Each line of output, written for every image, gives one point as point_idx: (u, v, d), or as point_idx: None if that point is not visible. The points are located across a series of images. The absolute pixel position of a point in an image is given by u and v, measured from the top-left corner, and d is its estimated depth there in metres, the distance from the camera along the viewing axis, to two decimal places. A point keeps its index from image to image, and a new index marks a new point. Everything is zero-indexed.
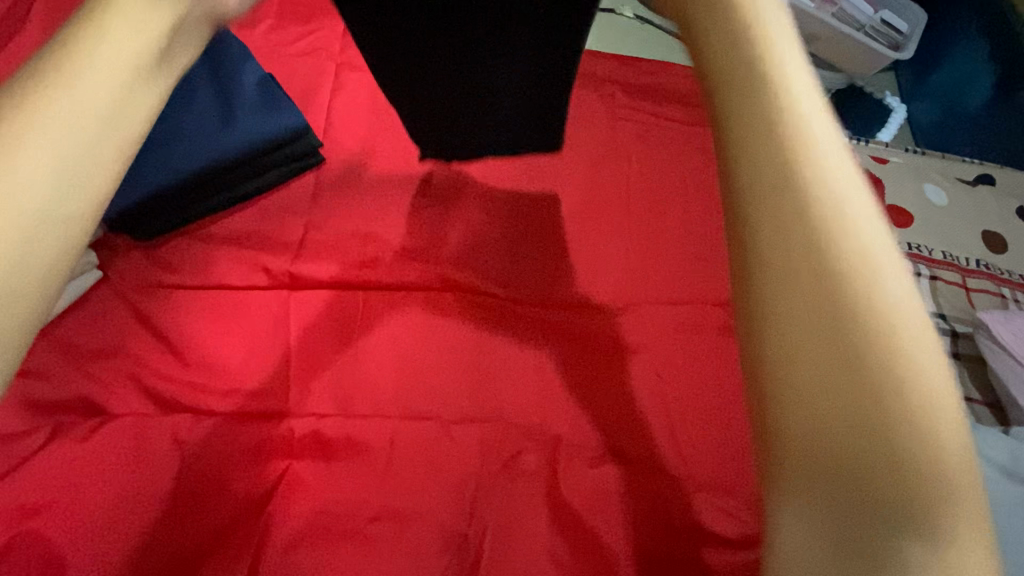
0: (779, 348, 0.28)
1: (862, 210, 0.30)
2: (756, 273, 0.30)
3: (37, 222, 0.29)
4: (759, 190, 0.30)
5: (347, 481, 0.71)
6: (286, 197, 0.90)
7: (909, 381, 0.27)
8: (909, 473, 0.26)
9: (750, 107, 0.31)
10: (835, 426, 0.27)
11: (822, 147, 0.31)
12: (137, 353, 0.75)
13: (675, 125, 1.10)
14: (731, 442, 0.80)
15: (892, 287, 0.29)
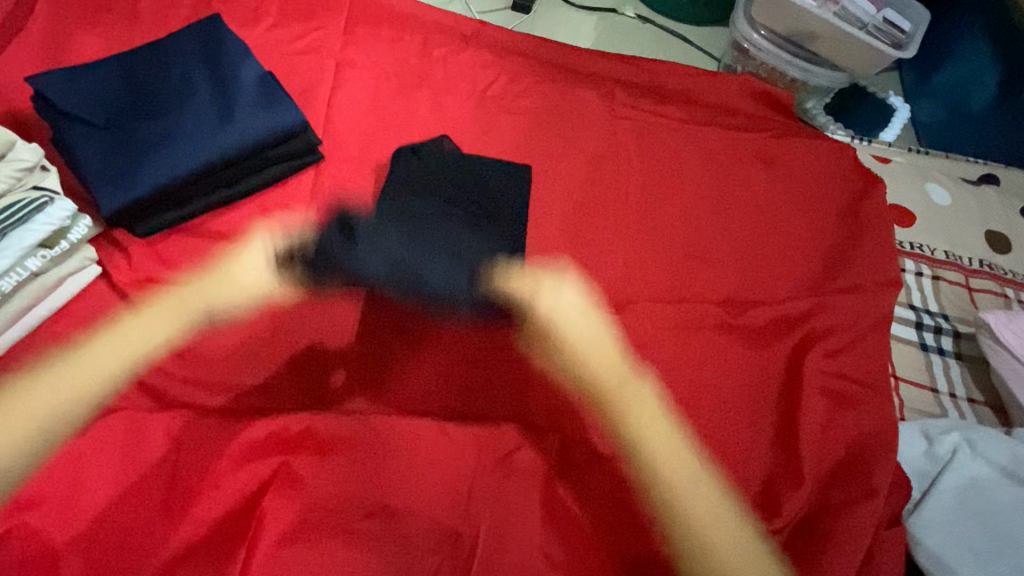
0: (675, 516, 0.72)
1: (690, 486, 0.74)
2: (659, 498, 0.74)
3: (57, 422, 0.67)
4: (661, 496, 0.73)
5: (340, 477, 0.70)
6: (285, 195, 0.90)
7: (663, 451, 0.76)
8: (678, 486, 0.74)
9: (632, 461, 0.76)
10: (691, 525, 0.72)
11: (658, 454, 0.76)
12: (135, 348, 0.76)
13: (674, 124, 1.10)
14: (721, 443, 0.82)
15: (698, 498, 0.73)
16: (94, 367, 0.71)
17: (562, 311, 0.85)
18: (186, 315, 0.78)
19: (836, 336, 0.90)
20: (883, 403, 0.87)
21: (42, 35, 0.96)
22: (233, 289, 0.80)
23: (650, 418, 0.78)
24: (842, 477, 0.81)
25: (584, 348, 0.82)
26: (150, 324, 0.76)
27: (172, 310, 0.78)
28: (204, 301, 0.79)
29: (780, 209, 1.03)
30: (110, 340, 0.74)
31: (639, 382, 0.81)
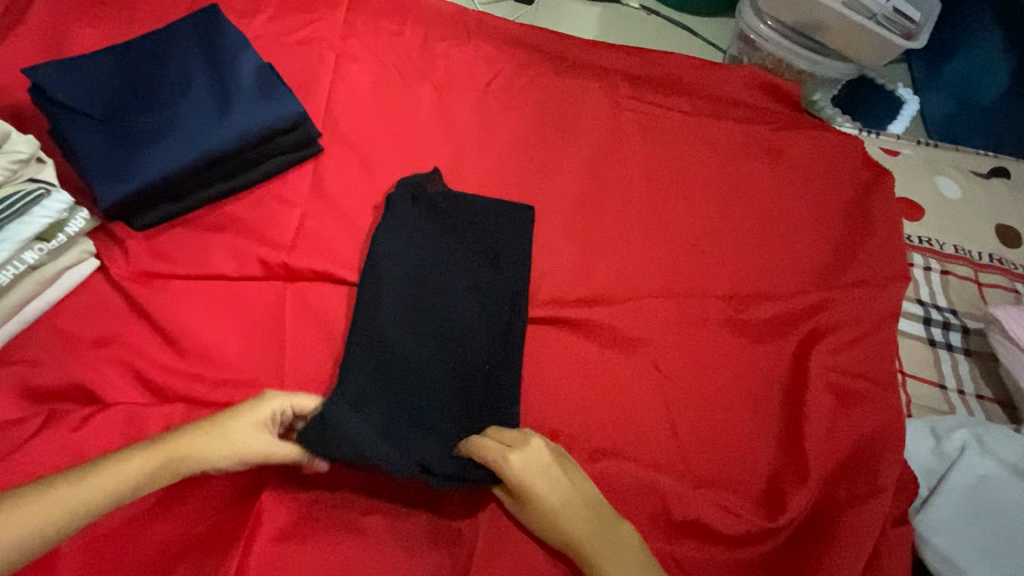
0: None
1: None
2: None
3: None
4: None
5: (342, 475, 0.72)
6: (284, 187, 0.89)
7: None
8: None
9: (599, 561, 0.64)
10: None
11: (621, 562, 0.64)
12: (132, 342, 0.75)
13: (680, 117, 1.08)
14: (726, 442, 0.81)
15: None
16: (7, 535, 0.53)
17: (537, 480, 0.67)
18: (171, 469, 0.62)
19: (843, 333, 0.89)
20: (891, 401, 0.85)
21: (41, 27, 0.95)
22: (238, 445, 0.65)
23: (619, 562, 0.64)
24: (848, 475, 0.79)
25: (557, 509, 0.67)
26: (106, 487, 0.58)
27: (144, 474, 0.61)
28: (199, 459, 0.63)
29: (786, 202, 1.01)
30: (42, 503, 0.55)
31: (615, 531, 0.66)
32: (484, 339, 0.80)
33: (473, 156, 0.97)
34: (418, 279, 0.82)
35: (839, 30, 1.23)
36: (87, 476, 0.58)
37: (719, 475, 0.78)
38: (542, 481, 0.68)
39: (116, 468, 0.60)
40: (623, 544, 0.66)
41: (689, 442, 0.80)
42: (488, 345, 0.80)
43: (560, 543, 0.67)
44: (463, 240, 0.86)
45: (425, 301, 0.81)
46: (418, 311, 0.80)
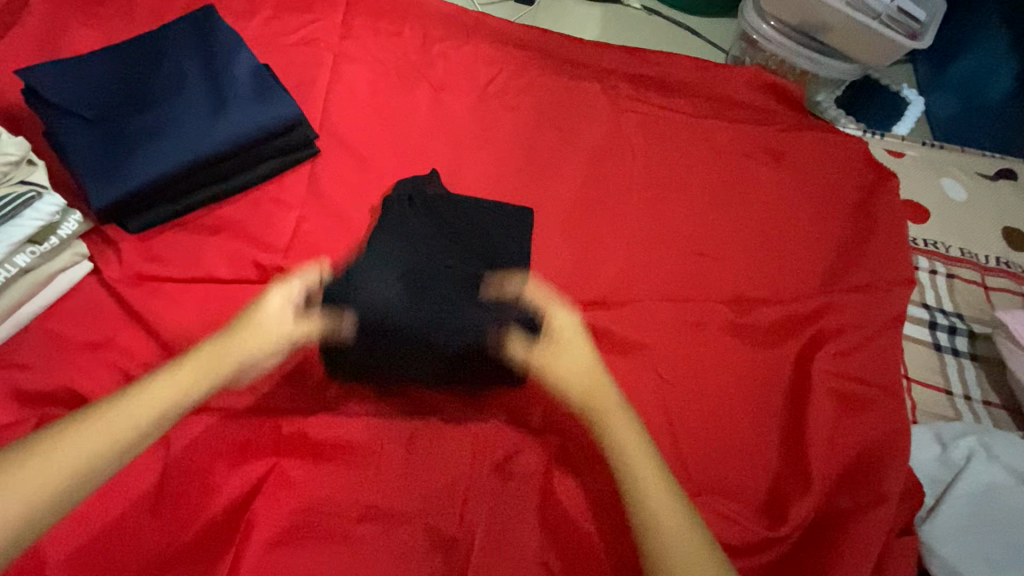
0: (647, 508, 0.59)
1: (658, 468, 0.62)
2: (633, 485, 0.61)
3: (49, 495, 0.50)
4: (633, 472, 0.61)
5: (335, 481, 0.70)
6: (280, 189, 0.88)
7: (654, 490, 0.60)
8: (658, 521, 0.58)
9: (615, 433, 0.64)
10: (672, 524, 0.58)
11: (636, 439, 0.64)
12: (125, 346, 0.74)
13: (681, 117, 1.07)
14: (727, 448, 0.79)
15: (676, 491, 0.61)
16: (71, 462, 0.52)
17: (572, 345, 0.70)
18: (213, 367, 0.61)
19: (846, 338, 0.88)
20: (897, 407, 0.84)
21: (37, 26, 0.94)
22: (267, 331, 0.65)
23: (636, 442, 0.64)
24: (851, 483, 0.78)
25: (581, 367, 0.68)
26: (154, 395, 0.57)
27: (189, 377, 0.59)
28: (237, 349, 0.63)
29: (789, 204, 1.00)
30: (91, 426, 0.54)
31: (629, 412, 0.66)
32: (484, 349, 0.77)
33: (472, 158, 0.96)
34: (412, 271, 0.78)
35: (843, 31, 1.22)
36: (129, 394, 0.57)
37: (721, 482, 0.77)
38: (565, 353, 0.69)
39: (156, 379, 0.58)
40: (642, 433, 0.65)
41: (690, 447, 0.79)
42: (485, 355, 0.76)
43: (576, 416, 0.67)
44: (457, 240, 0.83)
45: (417, 299, 0.76)
46: (413, 310, 0.75)
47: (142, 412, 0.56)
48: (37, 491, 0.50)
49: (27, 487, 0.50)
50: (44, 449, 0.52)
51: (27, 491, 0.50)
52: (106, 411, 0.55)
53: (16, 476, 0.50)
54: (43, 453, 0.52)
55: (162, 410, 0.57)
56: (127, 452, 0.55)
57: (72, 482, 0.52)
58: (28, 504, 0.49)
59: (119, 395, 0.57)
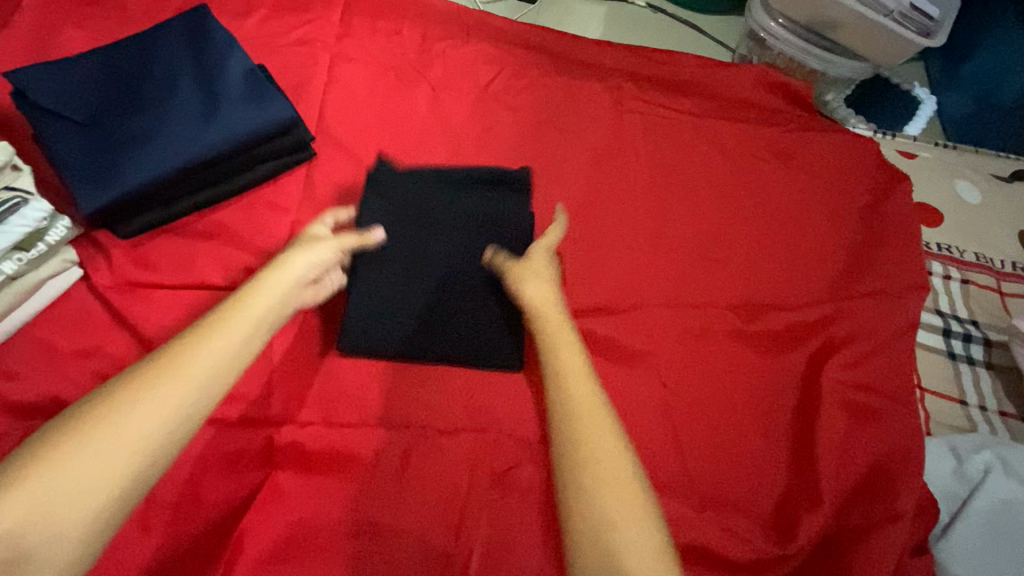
0: (571, 439, 0.59)
1: (596, 406, 0.61)
2: (562, 416, 0.60)
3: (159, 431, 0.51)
4: (569, 405, 0.61)
5: (328, 495, 0.68)
6: (274, 193, 0.86)
7: (597, 437, 0.58)
8: (594, 461, 0.57)
9: (558, 370, 0.64)
10: (592, 457, 0.57)
11: (580, 378, 0.63)
12: (115, 355, 0.72)
13: (686, 118, 1.04)
14: (734, 460, 0.77)
15: (610, 433, 0.59)
16: (154, 421, 0.51)
17: (541, 280, 0.73)
18: (260, 314, 0.61)
19: (857, 346, 0.85)
20: (910, 418, 0.81)
21: (29, 29, 0.93)
22: (300, 274, 0.66)
23: (587, 386, 0.63)
24: (862, 498, 0.76)
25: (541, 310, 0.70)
26: (218, 347, 0.56)
27: (241, 325, 0.59)
28: (278, 294, 0.63)
29: (798, 206, 0.97)
30: (159, 387, 0.52)
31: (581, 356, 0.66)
32: (462, 323, 0.77)
33: (471, 160, 0.94)
34: (407, 248, 0.80)
35: (853, 29, 1.19)
36: (188, 349, 0.55)
37: (727, 496, 0.75)
38: (534, 300, 0.71)
39: (210, 332, 0.57)
40: (596, 382, 0.64)
41: (695, 459, 0.76)
42: (460, 330, 0.77)
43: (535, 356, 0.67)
44: (466, 218, 0.82)
45: (411, 263, 0.79)
46: (398, 283, 0.78)
47: (210, 365, 0.55)
48: (131, 453, 0.49)
49: (119, 453, 0.49)
50: (123, 415, 0.50)
51: (120, 457, 0.49)
52: (169, 369, 0.53)
53: (103, 445, 0.48)
54: (123, 418, 0.50)
55: (230, 360, 0.56)
56: (207, 402, 0.54)
57: (162, 441, 0.51)
58: (124, 468, 0.49)
59: (174, 354, 0.55)
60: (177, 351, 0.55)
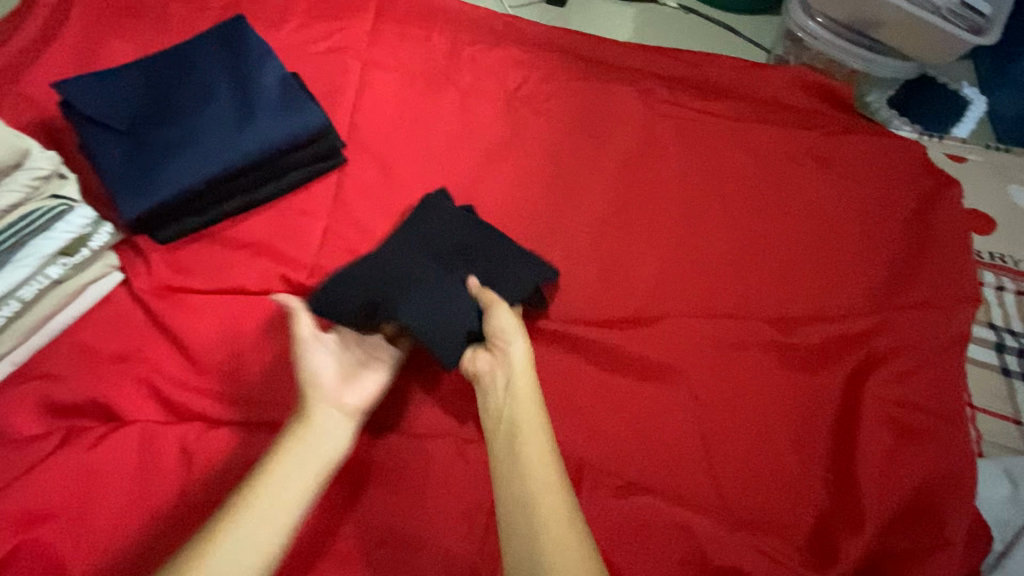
0: (510, 504, 0.54)
1: (539, 465, 0.56)
2: (504, 479, 0.56)
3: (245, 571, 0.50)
4: (508, 468, 0.56)
5: (354, 502, 0.69)
6: (304, 199, 0.87)
7: (534, 493, 0.54)
8: (528, 521, 0.53)
9: (506, 428, 0.60)
10: (529, 526, 0.52)
11: (526, 434, 0.58)
12: (151, 358, 0.74)
13: (719, 121, 1.01)
14: (768, 480, 0.74)
15: (552, 497, 0.54)
16: (245, 560, 0.50)
17: (512, 323, 0.68)
18: (322, 426, 0.61)
19: (902, 360, 0.81)
20: (961, 439, 0.77)
21: (76, 41, 0.97)
22: (314, 372, 0.65)
23: (531, 440, 0.58)
24: (906, 523, 0.73)
25: (523, 383, 0.63)
26: (293, 472, 0.56)
27: (310, 444, 0.59)
28: (331, 406, 0.63)
29: (838, 213, 0.93)
30: (243, 523, 0.52)
31: (535, 412, 0.60)
32: (448, 318, 0.71)
33: (499, 166, 0.93)
34: (409, 244, 0.79)
35: (897, 26, 1.13)
36: (266, 475, 0.56)
37: (761, 517, 0.72)
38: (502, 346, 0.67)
39: (287, 449, 0.58)
40: (549, 442, 0.59)
41: (726, 477, 0.74)
42: (440, 323, 0.70)
43: (492, 411, 0.63)
44: (490, 251, 0.80)
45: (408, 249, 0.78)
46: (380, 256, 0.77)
47: (288, 491, 0.55)
48: None
49: None
50: (217, 550, 0.50)
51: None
52: (248, 499, 0.54)
53: None
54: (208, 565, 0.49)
55: (307, 478, 0.57)
56: (292, 530, 0.54)
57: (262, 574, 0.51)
58: None
59: (248, 489, 0.54)
60: (251, 486, 0.55)
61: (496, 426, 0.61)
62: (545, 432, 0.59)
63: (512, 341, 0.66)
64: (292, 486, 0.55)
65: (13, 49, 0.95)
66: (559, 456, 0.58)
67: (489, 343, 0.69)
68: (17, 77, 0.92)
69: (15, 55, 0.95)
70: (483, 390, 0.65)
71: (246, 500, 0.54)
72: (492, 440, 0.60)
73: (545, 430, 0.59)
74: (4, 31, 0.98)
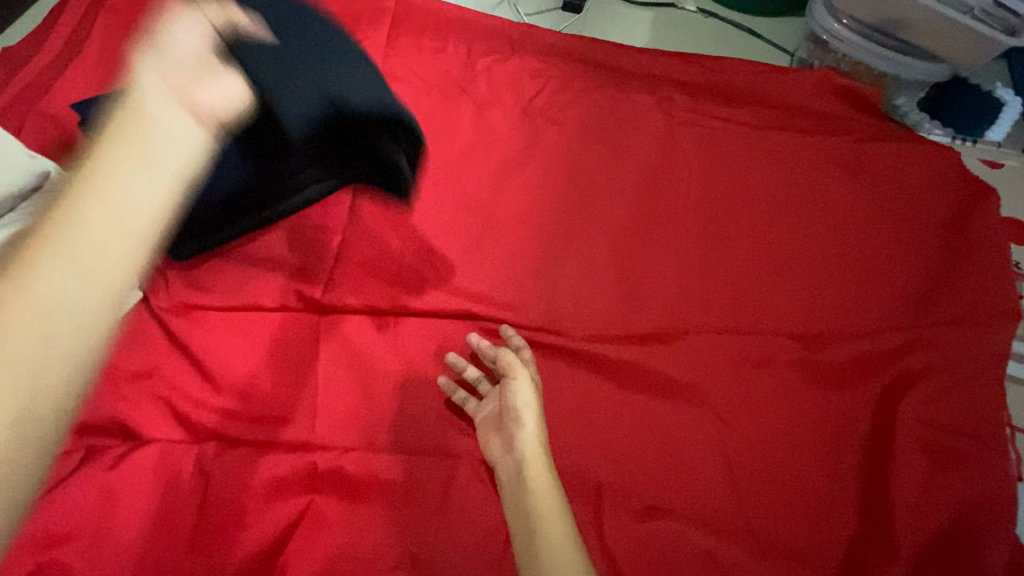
0: None
1: (557, 547, 0.58)
2: (525, 565, 0.59)
3: (63, 308, 0.32)
4: (528, 553, 0.59)
5: (369, 522, 0.68)
6: (321, 215, 0.87)
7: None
8: None
9: (523, 511, 0.63)
10: None
11: (542, 518, 0.61)
12: (169, 376, 0.74)
13: (742, 130, 0.98)
14: (794, 503, 0.71)
15: None
16: (73, 292, 0.32)
17: (521, 393, 0.71)
18: (160, 116, 0.37)
19: (938, 378, 0.77)
20: (1002, 463, 0.73)
21: (97, 60, 0.98)
22: (162, 51, 0.41)
23: (549, 522, 0.61)
24: (944, 551, 0.69)
25: (535, 462, 0.66)
26: (131, 178, 0.35)
27: (143, 145, 0.36)
28: (175, 96, 0.39)
29: (867, 224, 0.90)
30: (46, 276, 0.32)
31: (551, 493, 0.64)
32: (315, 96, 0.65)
33: (516, 178, 0.92)
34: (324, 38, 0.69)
35: (926, 26, 1.09)
36: (80, 186, 0.35)
37: (787, 545, 0.69)
38: (513, 421, 0.70)
39: (106, 147, 0.36)
40: (567, 523, 0.61)
41: (751, 501, 0.71)
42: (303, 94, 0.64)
43: (510, 494, 0.66)
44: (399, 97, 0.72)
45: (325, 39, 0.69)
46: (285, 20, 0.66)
47: (115, 217, 0.34)
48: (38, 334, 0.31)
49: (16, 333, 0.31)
50: (19, 278, 0.32)
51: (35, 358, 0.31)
52: (60, 215, 0.34)
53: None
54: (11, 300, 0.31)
55: (152, 189, 0.35)
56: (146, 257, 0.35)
57: (92, 352, 0.33)
58: (49, 347, 0.32)
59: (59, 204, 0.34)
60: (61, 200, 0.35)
61: (515, 509, 0.64)
62: (562, 513, 0.62)
63: (526, 419, 0.69)
64: (121, 198, 0.34)
65: (37, 68, 0.97)
66: (577, 535, 0.61)
67: (503, 422, 0.71)
68: (39, 96, 0.93)
69: (39, 74, 0.96)
70: (500, 478, 0.68)
71: (54, 219, 0.34)
72: (513, 526, 0.63)
73: (561, 511, 0.62)
74: (31, 53, 1.00)
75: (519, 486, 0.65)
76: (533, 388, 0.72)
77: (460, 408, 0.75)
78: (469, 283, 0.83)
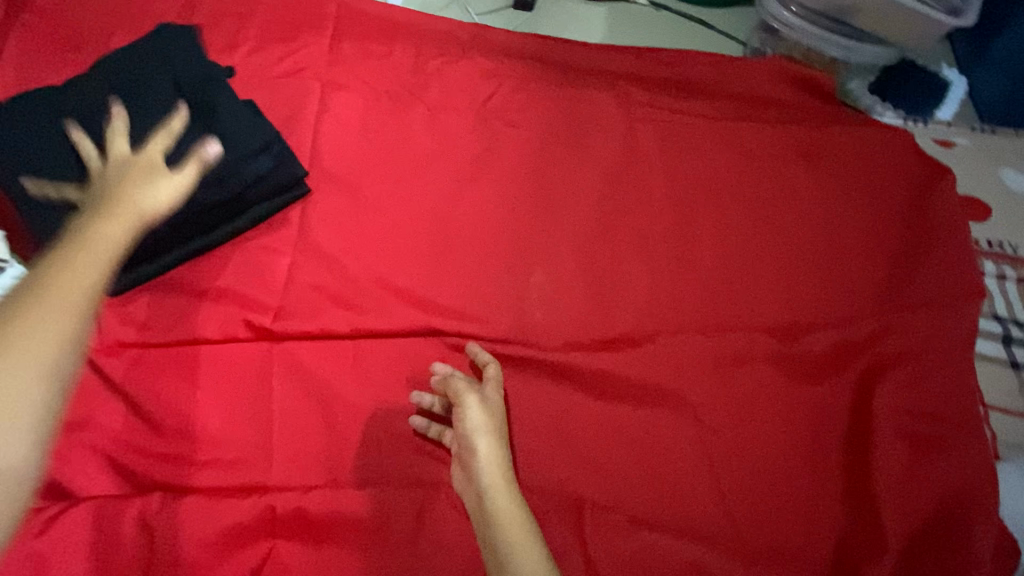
0: None
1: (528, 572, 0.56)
2: None
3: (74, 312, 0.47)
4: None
5: (337, 565, 0.63)
6: (268, 235, 0.81)
7: None
8: None
9: (490, 538, 0.60)
10: None
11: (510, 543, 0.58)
12: (107, 425, 0.68)
13: (699, 122, 0.97)
14: (783, 502, 0.70)
15: None
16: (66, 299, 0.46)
17: (474, 417, 0.67)
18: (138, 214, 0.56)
19: (912, 364, 0.77)
20: (980, 443, 0.73)
21: (9, 83, 0.89)
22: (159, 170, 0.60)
23: (518, 545, 0.58)
24: (927, 538, 0.69)
25: (497, 486, 0.63)
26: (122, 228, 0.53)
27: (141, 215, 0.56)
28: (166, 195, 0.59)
29: (830, 211, 0.89)
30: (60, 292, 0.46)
31: (517, 515, 0.61)
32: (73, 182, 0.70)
33: (475, 185, 0.88)
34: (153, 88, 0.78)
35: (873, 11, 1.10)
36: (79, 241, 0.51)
37: (776, 546, 0.68)
38: (469, 448, 0.66)
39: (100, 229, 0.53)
40: (537, 545, 0.59)
41: (739, 503, 0.69)
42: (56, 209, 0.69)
43: (477, 522, 0.62)
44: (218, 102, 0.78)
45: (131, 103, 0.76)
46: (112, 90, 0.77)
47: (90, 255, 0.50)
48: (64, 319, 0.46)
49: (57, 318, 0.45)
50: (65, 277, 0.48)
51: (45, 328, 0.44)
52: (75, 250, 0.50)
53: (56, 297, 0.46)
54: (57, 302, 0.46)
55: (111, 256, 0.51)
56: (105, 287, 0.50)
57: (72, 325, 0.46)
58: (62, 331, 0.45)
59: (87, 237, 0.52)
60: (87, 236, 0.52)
61: (482, 538, 0.61)
62: (531, 537, 0.59)
63: (480, 448, 0.65)
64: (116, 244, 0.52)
65: None
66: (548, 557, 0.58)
67: (460, 450, 0.67)
68: None
69: None
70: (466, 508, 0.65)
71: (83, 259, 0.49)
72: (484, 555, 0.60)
73: (530, 534, 0.59)
74: None
75: (482, 514, 0.62)
76: (486, 411, 0.68)
77: (436, 440, 0.71)
78: (433, 297, 0.79)
